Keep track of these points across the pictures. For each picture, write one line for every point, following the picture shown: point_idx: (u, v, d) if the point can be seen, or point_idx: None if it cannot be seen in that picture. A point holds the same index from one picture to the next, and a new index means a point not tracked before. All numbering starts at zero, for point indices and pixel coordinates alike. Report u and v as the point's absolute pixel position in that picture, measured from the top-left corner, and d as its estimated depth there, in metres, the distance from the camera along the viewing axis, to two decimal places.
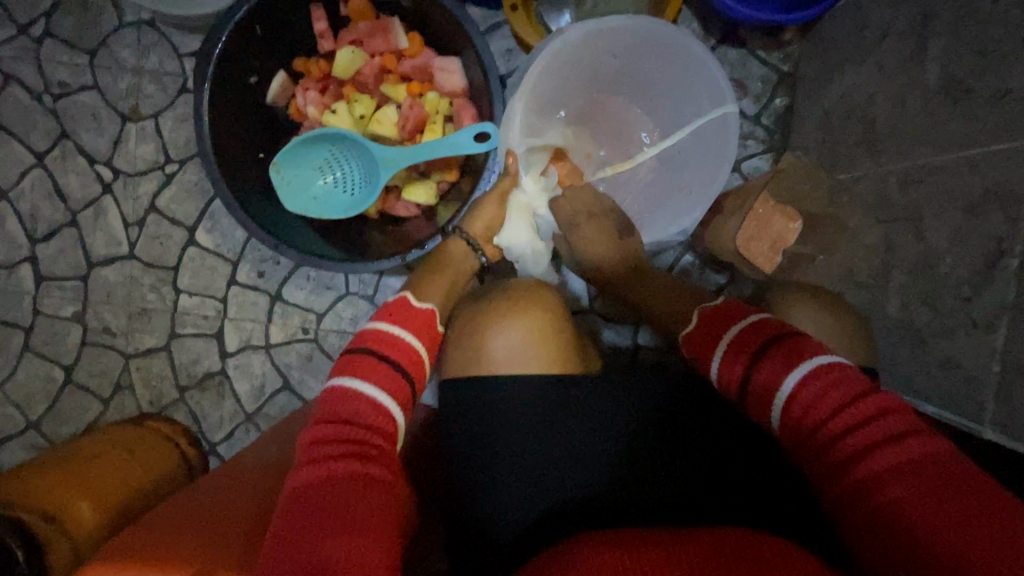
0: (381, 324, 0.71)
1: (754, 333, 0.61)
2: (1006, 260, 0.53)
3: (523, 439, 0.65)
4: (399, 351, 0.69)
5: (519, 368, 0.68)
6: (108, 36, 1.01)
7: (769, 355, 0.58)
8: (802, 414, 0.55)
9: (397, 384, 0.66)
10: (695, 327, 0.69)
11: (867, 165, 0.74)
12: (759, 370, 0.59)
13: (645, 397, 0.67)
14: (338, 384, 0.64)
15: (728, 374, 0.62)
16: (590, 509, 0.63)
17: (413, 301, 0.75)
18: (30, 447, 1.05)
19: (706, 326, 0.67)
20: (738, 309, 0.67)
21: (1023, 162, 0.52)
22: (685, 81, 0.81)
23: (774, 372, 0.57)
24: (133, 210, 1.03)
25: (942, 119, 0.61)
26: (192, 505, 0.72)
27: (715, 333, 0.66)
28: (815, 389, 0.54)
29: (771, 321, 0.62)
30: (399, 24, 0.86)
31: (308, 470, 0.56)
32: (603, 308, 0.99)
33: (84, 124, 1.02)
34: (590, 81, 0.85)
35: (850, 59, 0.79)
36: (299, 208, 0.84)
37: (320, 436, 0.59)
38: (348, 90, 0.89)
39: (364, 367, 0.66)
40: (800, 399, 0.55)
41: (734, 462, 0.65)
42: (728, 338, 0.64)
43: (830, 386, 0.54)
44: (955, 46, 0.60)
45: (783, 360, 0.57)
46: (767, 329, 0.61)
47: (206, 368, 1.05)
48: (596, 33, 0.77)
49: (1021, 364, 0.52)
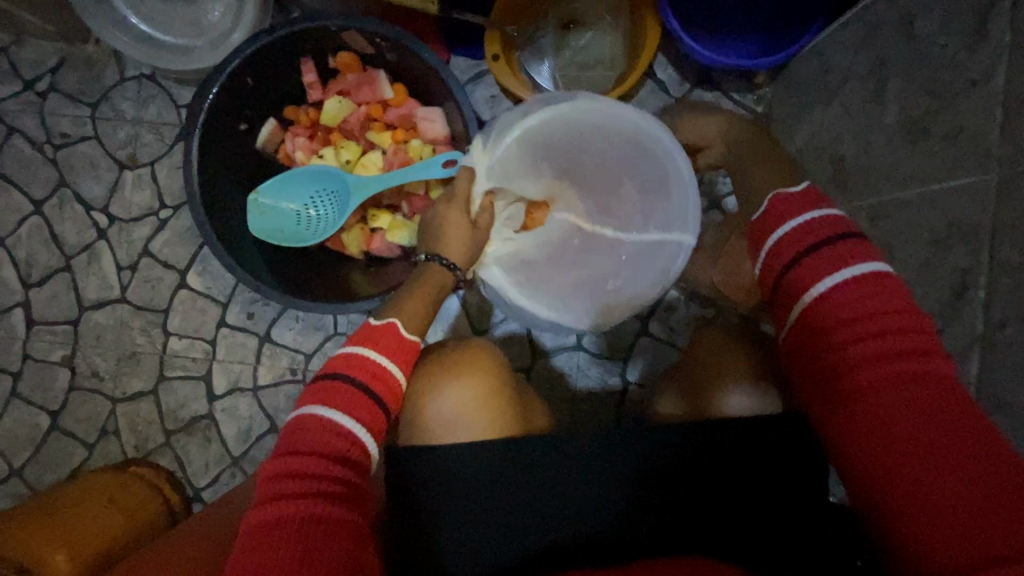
0: (368, 352, 0.66)
1: (802, 238, 0.60)
2: (972, 291, 0.55)
3: (474, 500, 0.65)
4: (378, 380, 0.65)
5: (459, 430, 0.70)
6: (110, 90, 1.05)
7: (815, 255, 0.58)
8: (827, 318, 0.57)
9: (370, 413, 0.63)
10: (763, 213, 0.64)
11: (839, 201, 0.75)
12: (796, 266, 0.60)
13: (636, 441, 0.67)
14: (311, 412, 0.62)
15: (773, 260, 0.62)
16: (575, 547, 0.65)
17: (403, 331, 0.69)
18: (12, 497, 1.03)
19: (768, 217, 0.63)
20: (792, 204, 0.62)
21: (979, 198, 0.54)
22: (662, 186, 0.77)
23: (812, 272, 0.58)
24: (127, 254, 1.05)
25: (904, 156, 0.64)
26: (168, 556, 0.70)
27: (772, 225, 0.62)
28: (854, 293, 0.56)
29: (827, 219, 0.60)
30: (384, 77, 0.90)
31: (264, 509, 0.55)
32: (591, 344, 1.00)
33: (82, 172, 1.05)
34: (584, 152, 0.80)
35: (818, 100, 0.82)
36: (261, 229, 0.87)
37: (286, 467, 0.57)
38: (335, 137, 0.93)
39: (337, 393, 0.63)
40: (839, 304, 0.56)
41: (722, 502, 0.66)
42: (776, 235, 0.62)
43: (871, 292, 0.56)
44: (910, 88, 0.63)
45: (832, 259, 0.58)
46: (819, 229, 0.60)
47: (193, 411, 1.04)
48: (597, 111, 0.76)
49: (996, 397, 0.54)
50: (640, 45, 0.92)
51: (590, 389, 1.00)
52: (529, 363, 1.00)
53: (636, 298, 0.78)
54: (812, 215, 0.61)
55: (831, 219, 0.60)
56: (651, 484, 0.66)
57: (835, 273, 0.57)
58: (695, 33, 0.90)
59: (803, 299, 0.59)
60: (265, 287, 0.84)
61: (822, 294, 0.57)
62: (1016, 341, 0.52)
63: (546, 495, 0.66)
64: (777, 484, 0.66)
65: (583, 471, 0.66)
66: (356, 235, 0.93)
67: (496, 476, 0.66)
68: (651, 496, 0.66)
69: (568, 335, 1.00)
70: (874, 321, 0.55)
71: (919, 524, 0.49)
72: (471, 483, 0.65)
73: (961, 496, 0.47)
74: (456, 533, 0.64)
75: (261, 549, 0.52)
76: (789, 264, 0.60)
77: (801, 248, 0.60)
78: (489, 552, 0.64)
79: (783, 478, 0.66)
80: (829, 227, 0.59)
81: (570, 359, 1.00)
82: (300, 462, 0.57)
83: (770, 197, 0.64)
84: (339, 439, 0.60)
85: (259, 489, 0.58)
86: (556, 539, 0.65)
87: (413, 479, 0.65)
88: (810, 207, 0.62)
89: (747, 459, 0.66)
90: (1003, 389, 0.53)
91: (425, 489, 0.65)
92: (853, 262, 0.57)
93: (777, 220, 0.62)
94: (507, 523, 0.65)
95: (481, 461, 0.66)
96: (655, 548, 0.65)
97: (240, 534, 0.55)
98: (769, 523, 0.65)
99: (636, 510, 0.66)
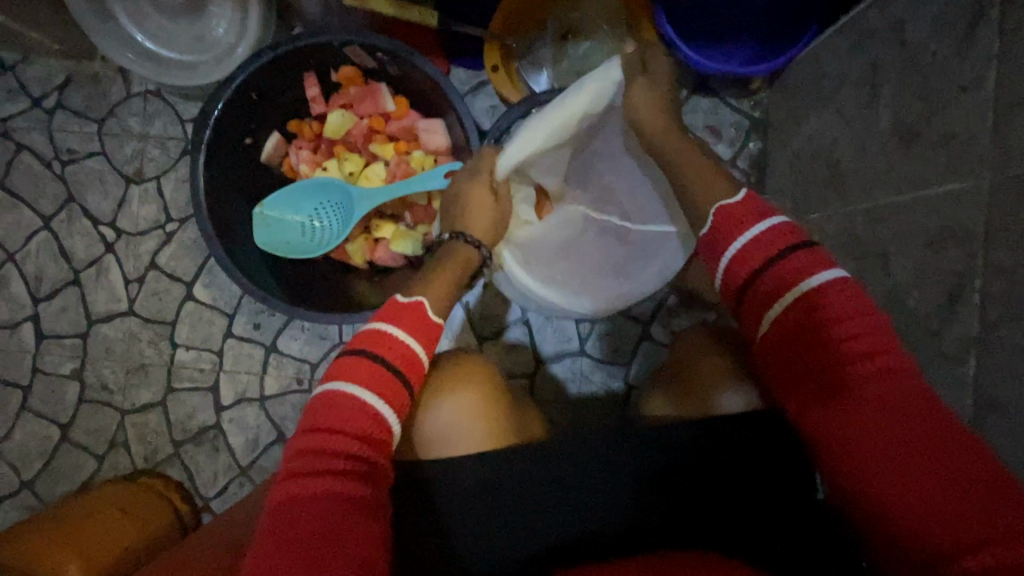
0: (392, 330, 0.66)
1: (765, 244, 0.61)
2: (967, 294, 0.56)
3: (480, 505, 0.66)
4: (399, 356, 0.65)
5: (461, 439, 0.71)
6: (116, 106, 1.07)
7: (784, 261, 0.59)
8: (809, 317, 0.57)
9: (391, 389, 0.63)
10: (724, 216, 0.65)
11: (836, 204, 0.76)
12: (760, 278, 0.60)
13: (648, 436, 0.68)
14: (336, 388, 0.62)
15: (739, 270, 0.62)
16: (582, 544, 0.66)
17: (429, 311, 0.70)
18: (24, 509, 1.04)
19: (721, 231, 0.64)
20: (741, 215, 0.64)
21: (972, 201, 0.55)
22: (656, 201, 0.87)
23: (798, 268, 0.59)
24: (135, 267, 1.06)
25: (898, 159, 0.65)
26: (185, 563, 0.71)
27: (733, 233, 0.63)
28: (832, 292, 0.57)
29: (785, 230, 0.61)
30: (386, 90, 0.91)
31: (291, 484, 0.56)
32: (595, 350, 1.01)
33: (90, 187, 1.07)
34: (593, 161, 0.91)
35: (813, 106, 0.83)
36: (267, 241, 0.89)
37: (312, 443, 0.58)
38: (338, 149, 0.95)
39: (366, 371, 0.63)
40: (824, 302, 0.57)
41: (726, 498, 0.67)
42: (733, 248, 0.63)
43: (845, 292, 0.57)
44: (904, 94, 0.65)
45: (811, 261, 0.59)
46: (780, 238, 0.61)
47: (201, 422, 1.05)
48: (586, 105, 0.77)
49: (993, 398, 0.55)
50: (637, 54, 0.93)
51: (593, 393, 1.01)
52: (533, 369, 1.01)
53: (634, 290, 0.83)
54: (776, 222, 0.61)
55: (784, 229, 0.62)
56: (662, 478, 0.67)
57: (804, 281, 0.58)
58: (690, 40, 0.91)
59: (788, 297, 0.59)
60: (272, 297, 0.86)
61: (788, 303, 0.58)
62: (1009, 342, 0.52)
63: (552, 501, 0.66)
64: (781, 481, 0.67)
65: (586, 466, 0.67)
66: (360, 245, 0.94)
67: (503, 482, 0.67)
68: (659, 492, 0.67)
69: (570, 341, 1.02)
70: (851, 322, 0.55)
71: (901, 515, 0.49)
72: (479, 488, 0.66)
73: (944, 486, 0.48)
74: (464, 536, 0.65)
75: (283, 526, 0.53)
76: (758, 274, 0.60)
77: (768, 256, 0.60)
78: (495, 554, 0.65)
79: (785, 474, 0.67)
80: (791, 236, 0.61)
81: (572, 365, 1.01)
82: (325, 438, 0.58)
83: (714, 212, 0.66)
84: (361, 415, 0.60)
85: (283, 466, 0.59)
86: (562, 539, 0.66)
87: (425, 480, 0.66)
88: (757, 219, 0.63)
89: (754, 457, 0.67)
90: (998, 388, 0.54)
91: (434, 494, 0.66)
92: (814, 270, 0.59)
93: (737, 227, 0.63)
94: (511, 523, 0.66)
95: (488, 468, 0.67)
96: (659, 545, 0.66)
97: (268, 509, 0.57)
98: (772, 516, 0.66)
99: (646, 507, 0.67)
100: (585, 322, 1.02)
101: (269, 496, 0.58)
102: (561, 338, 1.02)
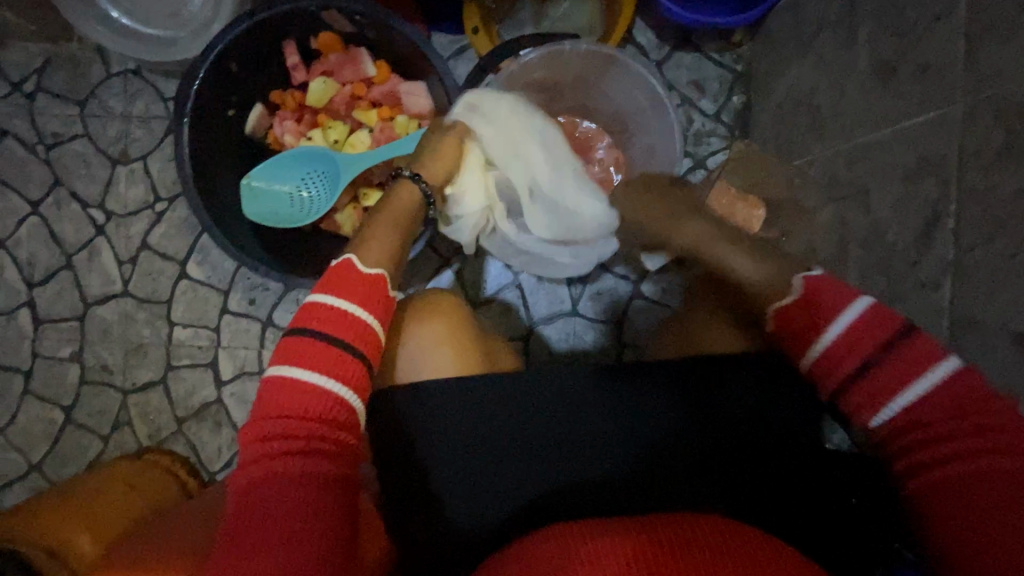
0: (327, 299, 0.63)
1: (852, 351, 0.56)
2: (943, 221, 0.57)
3: (469, 461, 0.68)
4: (348, 330, 0.62)
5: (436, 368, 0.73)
6: (97, 87, 1.06)
7: (884, 366, 0.55)
8: (922, 416, 0.53)
9: (343, 368, 0.61)
10: (790, 306, 0.62)
11: (818, 147, 0.76)
12: (860, 382, 0.56)
13: (619, 386, 0.71)
14: (282, 371, 0.60)
15: (825, 371, 0.58)
16: (574, 496, 0.67)
17: (358, 266, 0.66)
18: (33, 490, 1.06)
19: (794, 316, 0.61)
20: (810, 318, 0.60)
21: (947, 130, 0.56)
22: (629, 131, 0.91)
23: (904, 373, 0.54)
24: (126, 249, 1.07)
25: (877, 96, 0.65)
26: (193, 526, 0.73)
27: (808, 333, 0.60)
28: (940, 397, 0.52)
29: (874, 317, 0.56)
30: (367, 53, 0.92)
31: (254, 469, 0.57)
32: (587, 310, 1.03)
33: (76, 170, 1.07)
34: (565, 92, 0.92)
35: (794, 53, 0.83)
36: (255, 213, 0.88)
37: (269, 430, 0.58)
38: (322, 118, 0.95)
39: (310, 351, 0.61)
40: (925, 403, 0.53)
41: (700, 444, 0.69)
42: (820, 344, 0.58)
43: (957, 387, 0.52)
44: (881, 30, 0.65)
45: (906, 367, 0.54)
46: (871, 330, 0.56)
47: (202, 398, 1.07)
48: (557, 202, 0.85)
49: (968, 316, 0.56)
50: (618, 9, 0.92)
51: (587, 351, 1.03)
52: (526, 332, 1.02)
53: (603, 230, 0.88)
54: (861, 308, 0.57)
55: (872, 314, 0.57)
56: (641, 427, 0.70)
57: (907, 387, 0.54)
58: None
59: (881, 412, 0.55)
60: (264, 267, 0.86)
61: (895, 412, 0.54)
62: (984, 263, 0.53)
63: (535, 453, 0.69)
64: (769, 428, 0.69)
65: (571, 413, 0.70)
66: (349, 215, 0.95)
67: (484, 437, 0.69)
68: (647, 445, 0.69)
69: (562, 302, 1.03)
70: (948, 405, 0.52)
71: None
72: (462, 443, 0.69)
73: None
74: (450, 491, 0.67)
75: (250, 508, 0.54)
76: (852, 375, 0.56)
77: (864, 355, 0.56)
78: (483, 506, 0.67)
79: (768, 420, 0.69)
80: (882, 328, 0.56)
81: (564, 325, 1.02)
82: (282, 426, 0.58)
83: (774, 312, 0.63)
84: (312, 400, 0.59)
85: (242, 447, 0.60)
86: (546, 487, 0.68)
87: (423, 434, 0.69)
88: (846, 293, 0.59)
89: (733, 405, 0.69)
90: (974, 308, 0.55)
91: (427, 446, 0.68)
92: (921, 367, 0.53)
93: (807, 336, 0.60)
94: (507, 475, 0.68)
95: (471, 418, 0.69)
96: (641, 497, 0.67)
97: (231, 495, 0.58)
98: (757, 461, 0.68)
99: (640, 460, 0.69)
100: (576, 283, 1.03)
101: (233, 476, 0.59)
102: (553, 300, 1.03)
